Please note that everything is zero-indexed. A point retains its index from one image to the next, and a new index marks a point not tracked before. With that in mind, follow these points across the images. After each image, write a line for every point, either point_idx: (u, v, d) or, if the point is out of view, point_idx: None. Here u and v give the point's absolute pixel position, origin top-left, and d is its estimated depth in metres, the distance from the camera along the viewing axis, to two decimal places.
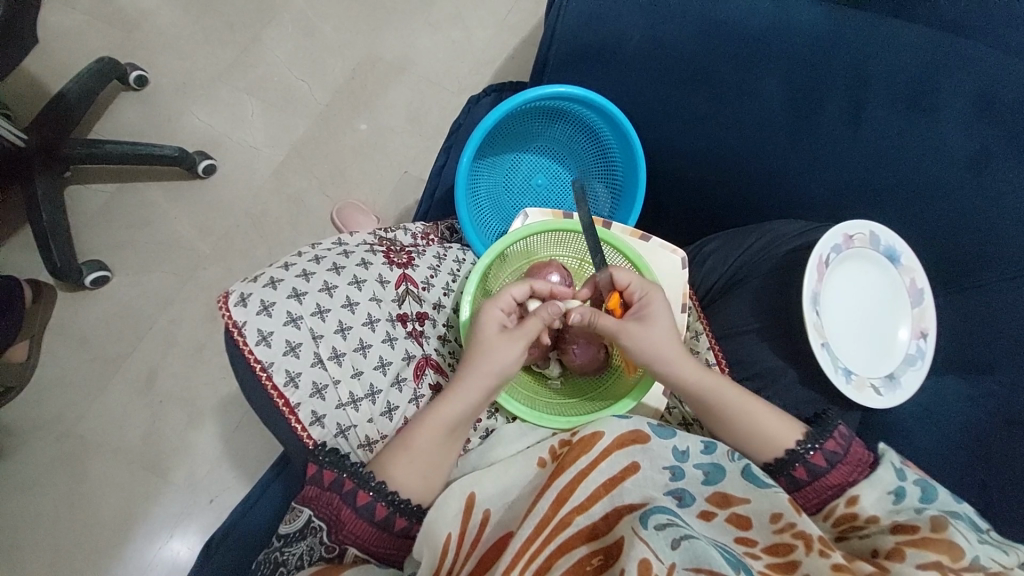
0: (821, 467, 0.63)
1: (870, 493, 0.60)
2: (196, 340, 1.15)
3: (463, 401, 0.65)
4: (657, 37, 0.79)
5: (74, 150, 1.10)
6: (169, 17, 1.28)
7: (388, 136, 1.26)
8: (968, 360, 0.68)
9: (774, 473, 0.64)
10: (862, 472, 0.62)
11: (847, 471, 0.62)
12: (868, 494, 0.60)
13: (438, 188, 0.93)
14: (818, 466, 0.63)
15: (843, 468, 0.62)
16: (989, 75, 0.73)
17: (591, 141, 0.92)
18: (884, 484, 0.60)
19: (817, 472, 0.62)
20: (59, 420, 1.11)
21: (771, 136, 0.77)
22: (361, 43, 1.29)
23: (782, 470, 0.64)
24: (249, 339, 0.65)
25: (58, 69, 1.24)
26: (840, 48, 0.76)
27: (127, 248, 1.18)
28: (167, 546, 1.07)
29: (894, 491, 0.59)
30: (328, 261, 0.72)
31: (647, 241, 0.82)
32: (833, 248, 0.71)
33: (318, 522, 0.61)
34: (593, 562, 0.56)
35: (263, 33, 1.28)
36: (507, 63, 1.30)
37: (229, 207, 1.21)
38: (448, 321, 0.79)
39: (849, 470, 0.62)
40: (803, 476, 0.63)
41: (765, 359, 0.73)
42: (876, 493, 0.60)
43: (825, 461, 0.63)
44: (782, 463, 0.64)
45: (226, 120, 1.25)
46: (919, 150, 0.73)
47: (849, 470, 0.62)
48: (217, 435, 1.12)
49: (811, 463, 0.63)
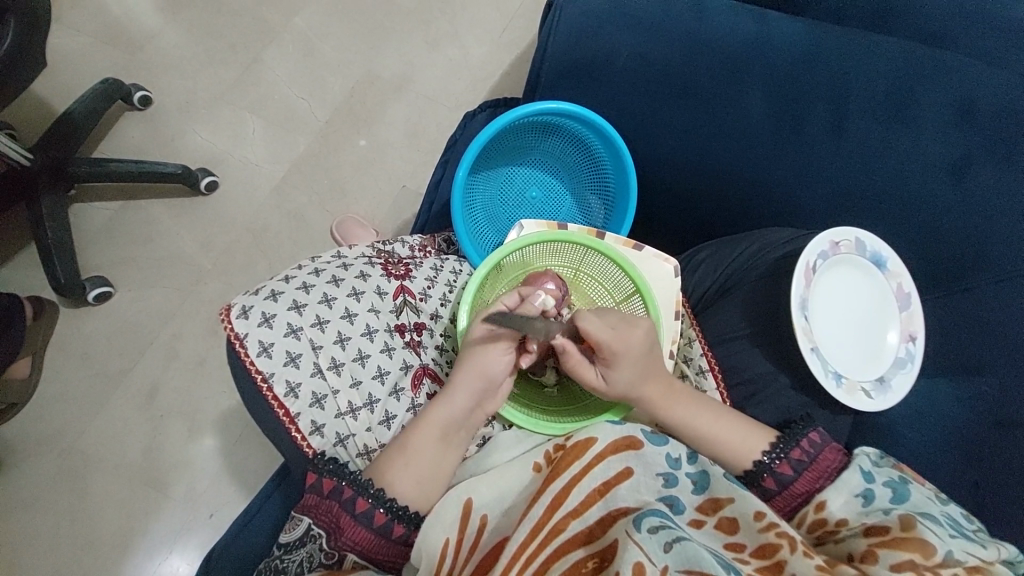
0: (788, 475, 0.64)
1: (836, 497, 0.61)
2: (197, 355, 1.16)
3: (462, 415, 0.67)
4: (644, 55, 0.81)
5: (80, 169, 1.12)
6: (172, 39, 1.31)
7: (387, 152, 1.28)
8: (958, 362, 0.69)
9: (747, 484, 0.66)
10: (828, 478, 0.63)
11: (812, 478, 0.63)
12: (835, 499, 0.61)
13: (434, 202, 0.94)
14: (785, 474, 0.64)
15: (809, 476, 0.63)
16: (969, 84, 0.75)
17: (583, 155, 0.94)
18: (850, 488, 0.61)
19: (785, 481, 0.64)
20: (60, 435, 1.12)
21: (759, 146, 0.79)
22: (359, 62, 1.32)
23: (754, 481, 0.66)
24: (250, 350, 0.67)
25: (64, 90, 1.26)
26: (823, 60, 0.78)
27: (129, 264, 1.20)
28: (166, 562, 1.08)
29: (861, 493, 0.60)
30: (327, 273, 0.74)
31: (639, 250, 0.83)
32: (819, 254, 0.73)
33: (317, 529, 0.62)
34: (589, 564, 0.57)
35: (265, 53, 1.31)
36: (503, 79, 1.33)
37: (230, 223, 1.23)
38: (446, 331, 0.80)
39: (814, 478, 0.63)
40: (772, 486, 0.64)
41: (757, 365, 0.75)
42: (842, 497, 0.61)
43: (790, 470, 0.64)
44: (751, 475, 0.65)
45: (228, 138, 1.27)
46: (902, 159, 0.75)
47: (814, 478, 0.63)
48: (216, 449, 1.13)
49: (777, 474, 0.64)
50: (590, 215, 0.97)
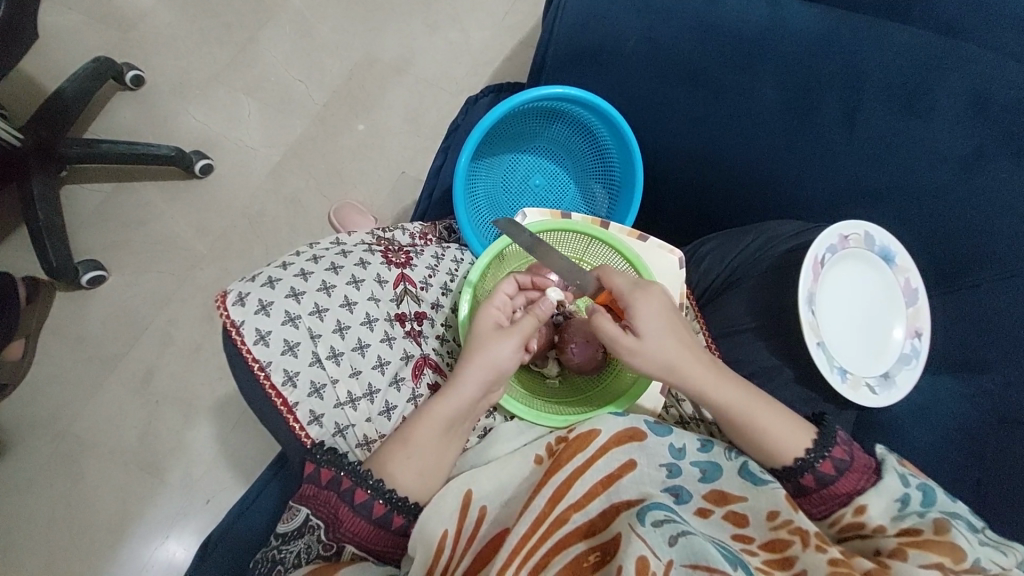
0: (830, 475, 0.61)
1: (878, 501, 0.59)
2: (192, 341, 1.15)
3: (466, 408, 0.65)
4: (654, 39, 0.79)
5: (71, 150, 1.10)
6: (166, 17, 1.28)
7: (386, 137, 1.26)
8: (964, 358, 0.69)
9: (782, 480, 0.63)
10: (868, 479, 0.60)
11: (854, 479, 0.61)
12: (876, 503, 0.59)
13: (435, 189, 0.92)
14: (827, 474, 0.61)
15: (851, 476, 0.61)
16: (982, 76, 0.74)
17: (587, 142, 0.92)
18: (891, 492, 0.59)
19: (826, 480, 0.61)
20: (54, 420, 1.11)
21: (768, 137, 0.78)
22: (358, 44, 1.29)
23: (790, 477, 0.63)
24: (247, 338, 0.65)
25: (54, 69, 1.23)
26: (835, 49, 0.76)
27: (123, 247, 1.18)
28: (161, 548, 1.07)
29: (899, 498, 0.58)
30: (326, 260, 0.72)
31: (644, 241, 0.82)
32: (828, 249, 0.72)
33: (315, 520, 0.61)
34: (591, 558, 0.56)
35: (261, 34, 1.28)
36: (504, 64, 1.31)
37: (226, 207, 1.21)
38: (447, 321, 0.79)
39: (855, 479, 0.61)
40: (811, 483, 0.62)
41: (763, 358, 0.74)
42: (883, 502, 0.59)
43: (834, 469, 0.61)
44: (789, 470, 0.63)
45: (223, 120, 1.24)
46: (913, 152, 0.74)
47: (856, 479, 0.61)
48: (212, 436, 1.12)
49: (820, 472, 0.61)
50: (594, 204, 0.96)
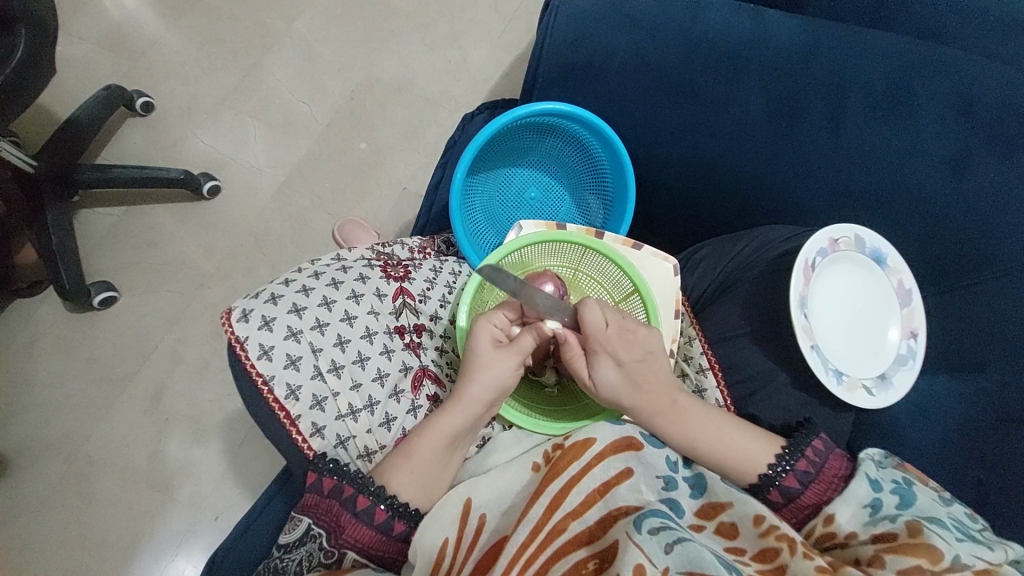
0: (794, 489, 0.62)
1: (844, 510, 0.59)
2: (201, 358, 1.17)
3: (466, 420, 0.67)
4: (641, 54, 0.81)
5: (84, 175, 1.14)
6: (173, 45, 1.32)
7: (388, 155, 1.29)
8: (959, 358, 0.69)
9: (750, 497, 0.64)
10: (835, 489, 0.61)
11: (820, 490, 0.62)
12: (843, 511, 0.59)
13: (434, 204, 0.94)
14: (791, 488, 0.62)
15: (817, 487, 0.62)
16: (967, 80, 0.75)
17: (581, 155, 0.94)
18: (859, 498, 0.59)
19: (791, 493, 0.62)
20: (67, 439, 1.13)
21: (757, 144, 0.79)
22: (360, 65, 1.32)
23: (758, 494, 0.64)
24: (250, 353, 0.67)
25: (68, 97, 1.28)
26: (821, 57, 0.78)
27: (133, 269, 1.21)
28: (172, 564, 1.09)
29: (869, 503, 0.59)
30: (326, 276, 0.74)
31: (639, 250, 0.83)
32: (818, 252, 0.73)
33: (318, 528, 0.62)
34: (589, 566, 0.57)
35: (265, 58, 1.32)
36: (501, 80, 1.33)
37: (233, 227, 1.24)
38: (445, 332, 0.80)
39: (822, 489, 0.62)
40: (778, 499, 0.63)
41: (758, 362, 0.74)
42: (851, 508, 0.59)
43: (797, 482, 0.62)
44: (756, 488, 0.64)
45: (229, 142, 1.28)
46: (901, 155, 0.75)
47: (822, 489, 0.62)
48: (221, 452, 1.14)
49: (783, 486, 0.62)
50: (589, 215, 0.97)
